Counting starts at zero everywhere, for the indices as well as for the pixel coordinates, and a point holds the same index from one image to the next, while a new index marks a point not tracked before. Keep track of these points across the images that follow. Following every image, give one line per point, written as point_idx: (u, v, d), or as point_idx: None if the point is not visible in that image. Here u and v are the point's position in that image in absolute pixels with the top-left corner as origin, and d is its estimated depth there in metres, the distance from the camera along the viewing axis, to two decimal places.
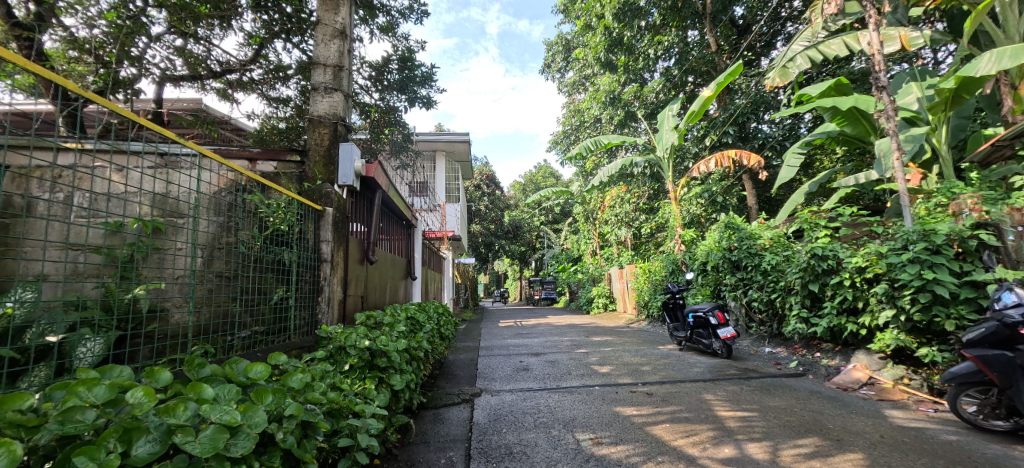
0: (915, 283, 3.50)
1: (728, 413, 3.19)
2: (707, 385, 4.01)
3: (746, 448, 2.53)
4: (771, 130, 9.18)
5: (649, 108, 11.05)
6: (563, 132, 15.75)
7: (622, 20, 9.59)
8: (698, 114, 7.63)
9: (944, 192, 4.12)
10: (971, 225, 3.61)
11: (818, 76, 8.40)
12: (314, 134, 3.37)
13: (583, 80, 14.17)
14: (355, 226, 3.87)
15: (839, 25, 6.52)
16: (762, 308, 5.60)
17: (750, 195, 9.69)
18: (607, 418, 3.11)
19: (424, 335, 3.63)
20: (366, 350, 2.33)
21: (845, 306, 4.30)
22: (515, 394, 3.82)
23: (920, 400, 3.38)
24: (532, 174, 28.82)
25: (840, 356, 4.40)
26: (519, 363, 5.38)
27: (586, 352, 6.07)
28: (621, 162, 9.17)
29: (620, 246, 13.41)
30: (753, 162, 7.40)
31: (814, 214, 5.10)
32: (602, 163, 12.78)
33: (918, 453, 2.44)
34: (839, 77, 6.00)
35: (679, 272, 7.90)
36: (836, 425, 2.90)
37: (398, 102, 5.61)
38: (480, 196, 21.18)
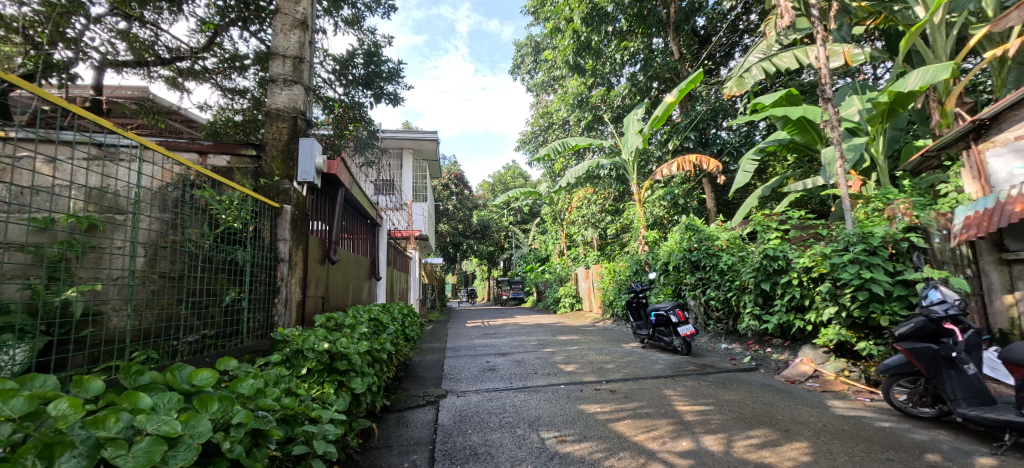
0: (855, 282, 3.77)
1: (686, 407, 3.31)
2: (667, 381, 4.15)
3: (702, 441, 2.63)
4: (729, 136, 9.63)
5: (615, 112, 11.26)
6: (532, 133, 15.84)
7: (590, 25, 9.85)
8: (662, 119, 7.86)
9: (881, 198, 4.44)
10: (904, 228, 3.93)
11: (771, 87, 8.88)
12: (271, 128, 3.23)
13: (552, 81, 14.33)
14: (315, 224, 3.74)
15: (791, 39, 6.91)
16: (718, 306, 5.86)
17: (710, 198, 10.12)
18: (571, 416, 3.15)
19: (388, 336, 3.55)
20: (326, 353, 2.25)
21: (793, 304, 4.56)
22: (482, 395, 3.80)
23: (858, 390, 3.64)
24: (501, 175, 28.85)
25: (789, 351, 4.67)
26: (486, 363, 5.37)
27: (552, 351, 6.13)
28: (588, 164, 9.35)
29: (587, 246, 13.65)
30: (712, 167, 7.67)
31: (766, 217, 5.40)
32: (570, 164, 12.96)
33: (856, 440, 2.63)
34: (791, 88, 6.35)
35: (642, 271, 8.13)
36: (784, 416, 3.07)
37: (363, 98, 5.47)
38: (448, 196, 20.98)
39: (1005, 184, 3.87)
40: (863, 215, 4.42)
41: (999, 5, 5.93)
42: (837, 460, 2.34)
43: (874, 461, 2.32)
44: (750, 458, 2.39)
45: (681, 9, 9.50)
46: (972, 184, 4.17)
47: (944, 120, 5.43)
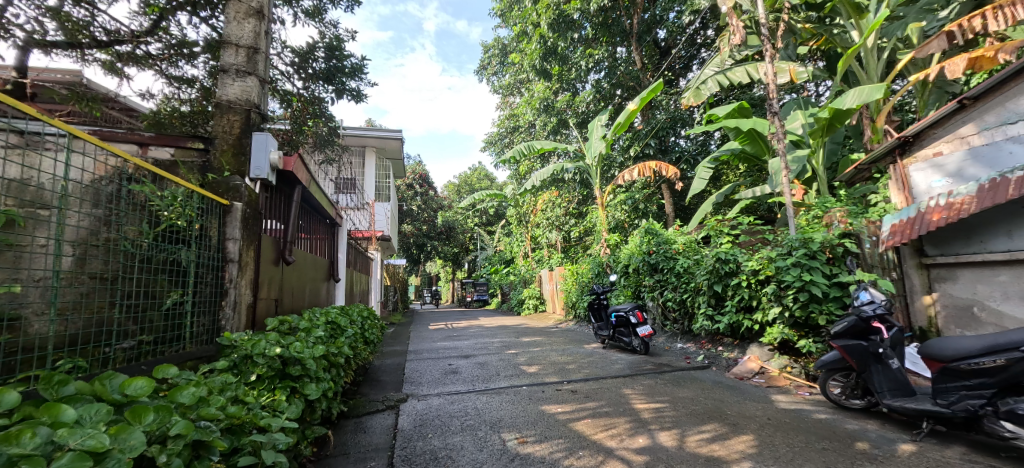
0: (797, 284, 4.04)
1: (644, 405, 3.42)
2: (626, 380, 4.27)
3: (657, 437, 2.73)
4: (686, 144, 10.08)
5: (580, 117, 11.45)
6: (498, 134, 15.88)
7: (557, 31, 10.14)
8: (624, 125, 8.09)
9: (820, 206, 4.78)
10: (840, 234, 4.25)
11: (725, 99, 9.38)
12: (222, 121, 3.05)
13: (518, 84, 14.44)
14: (269, 223, 3.55)
15: (743, 55, 7.32)
16: (675, 307, 6.10)
17: (668, 203, 10.53)
18: (533, 417, 3.17)
19: (346, 340, 3.43)
20: (277, 358, 2.14)
21: (742, 305, 4.82)
22: (443, 398, 3.76)
23: (799, 385, 3.90)
24: (467, 176, 28.71)
25: (738, 349, 4.93)
26: (448, 365, 5.31)
27: (515, 352, 6.15)
28: (553, 168, 9.50)
29: (551, 249, 13.81)
30: (670, 174, 7.97)
31: (719, 222, 5.67)
32: (535, 167, 13.11)
33: (796, 431, 2.81)
34: (742, 101, 6.72)
35: (603, 274, 8.34)
36: (733, 411, 3.24)
37: (324, 93, 5.29)
38: (412, 196, 20.60)
39: (925, 195, 4.29)
40: (804, 221, 4.74)
41: (921, 34, 6.56)
42: (779, 451, 2.49)
43: (812, 451, 2.49)
44: (701, 452, 2.50)
45: (643, 21, 9.86)
46: (897, 195, 4.54)
47: (875, 136, 5.91)
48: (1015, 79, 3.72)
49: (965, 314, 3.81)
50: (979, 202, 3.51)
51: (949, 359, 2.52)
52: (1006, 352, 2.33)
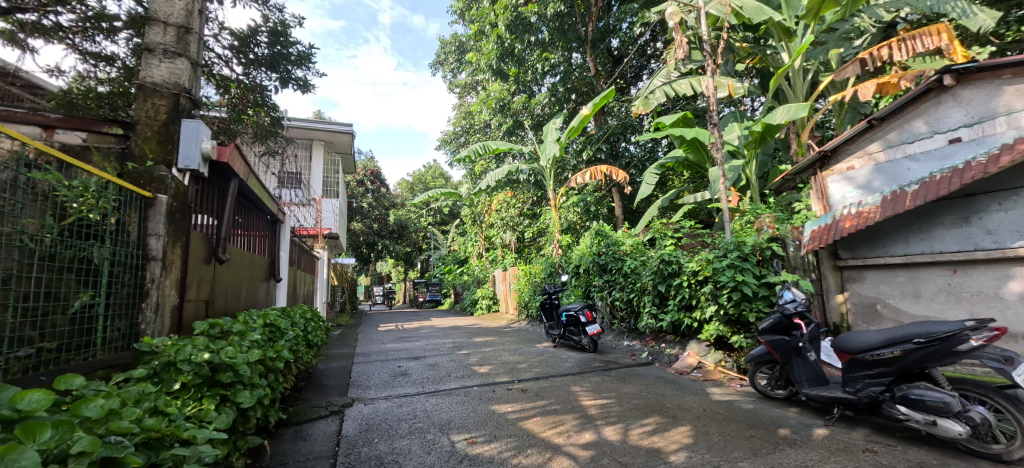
0: (731, 284, 4.34)
1: (591, 401, 3.53)
2: (575, 378, 4.39)
3: (602, 432, 2.82)
4: (635, 150, 10.54)
5: (536, 119, 11.60)
6: (453, 133, 15.73)
7: (514, 32, 10.26)
8: (577, 129, 8.26)
9: (753, 212, 5.16)
10: (768, 237, 4.63)
11: (672, 109, 9.91)
12: (145, 105, 2.79)
13: (475, 83, 14.41)
14: (200, 218, 3.28)
15: (687, 69, 7.76)
16: (622, 306, 6.34)
17: (618, 206, 10.95)
18: (483, 417, 3.17)
19: (286, 344, 3.24)
20: (206, 364, 1.98)
21: (683, 304, 5.09)
22: (391, 401, 3.66)
23: (731, 378, 4.21)
24: (420, 173, 28.17)
25: (678, 346, 5.22)
26: (397, 367, 5.18)
27: (467, 353, 6.11)
28: (508, 168, 9.57)
29: (504, 249, 13.89)
30: (620, 178, 8.25)
31: (664, 225, 5.97)
32: (490, 168, 13.14)
33: (727, 421, 3.03)
34: (686, 112, 7.11)
35: (555, 274, 8.51)
36: (673, 404, 3.42)
37: (267, 81, 4.95)
38: (363, 193, 19.87)
39: (839, 204, 4.76)
40: (739, 226, 5.10)
41: (840, 59, 7.28)
42: (712, 440, 2.67)
43: (741, 438, 2.69)
44: (643, 444, 2.62)
45: (598, 29, 10.20)
46: (816, 204, 4.99)
47: (800, 150, 6.49)
48: (914, 104, 4.21)
49: (871, 311, 4.28)
50: (882, 211, 3.95)
51: (856, 351, 2.80)
52: (900, 344, 2.61)
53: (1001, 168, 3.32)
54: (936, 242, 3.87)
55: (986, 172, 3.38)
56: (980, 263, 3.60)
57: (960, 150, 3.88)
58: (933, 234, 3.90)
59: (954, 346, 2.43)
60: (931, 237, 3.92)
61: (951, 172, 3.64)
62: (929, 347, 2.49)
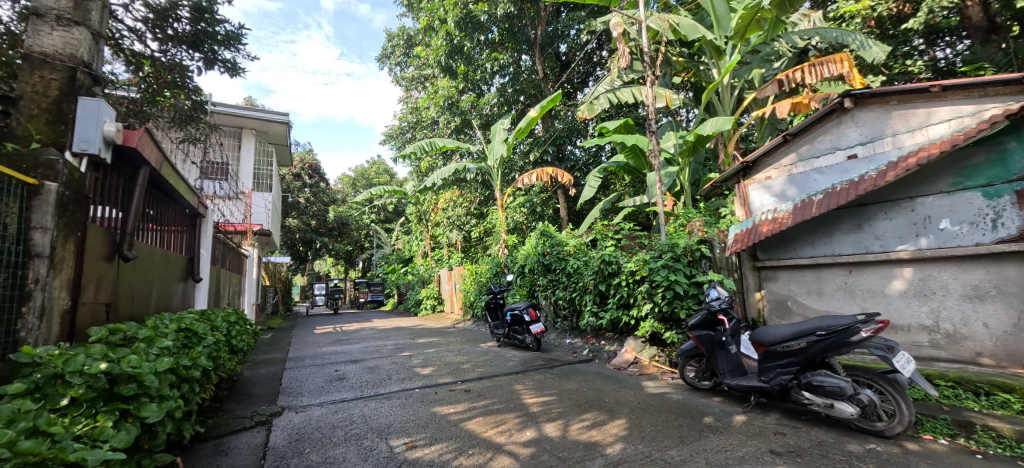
0: (665, 284, 4.60)
1: (533, 399, 3.58)
2: (518, 377, 4.43)
3: (543, 429, 2.88)
4: (580, 154, 10.89)
5: (484, 119, 11.56)
6: (399, 128, 15.29)
7: (464, 30, 10.21)
8: (525, 130, 8.33)
9: (685, 216, 5.51)
10: (698, 240, 4.99)
11: (615, 115, 10.37)
12: (31, 78, 2.44)
13: (423, 78, 14.09)
14: (100, 209, 2.90)
15: (629, 78, 8.13)
16: (565, 305, 6.51)
17: (562, 208, 11.25)
18: (424, 420, 3.10)
19: (204, 350, 2.95)
20: (102, 376, 1.75)
21: (622, 302, 5.33)
22: (326, 408, 3.47)
23: (664, 372, 4.49)
24: (364, 169, 27.17)
25: (617, 342, 5.46)
26: (334, 372, 4.93)
27: (409, 355, 5.96)
28: (455, 167, 9.46)
29: (450, 249, 13.73)
30: (565, 180, 8.45)
31: (606, 226, 6.20)
32: (437, 165, 12.93)
33: (659, 412, 3.21)
34: (628, 119, 7.42)
35: (501, 274, 8.55)
36: (611, 398, 3.57)
37: (188, 60, 4.49)
38: (300, 188, 18.66)
39: (758, 211, 5.22)
40: (673, 228, 5.43)
41: (762, 78, 8.02)
42: (645, 431, 2.82)
43: (671, 428, 2.87)
44: (582, 439, 2.70)
45: (547, 33, 10.44)
46: (739, 209, 5.43)
47: (727, 160, 7.06)
48: (821, 122, 4.71)
49: (782, 307, 4.74)
50: (793, 218, 4.39)
51: (770, 343, 3.10)
52: (806, 336, 2.92)
53: (887, 182, 3.80)
54: (836, 246, 4.38)
55: (877, 185, 3.86)
56: (870, 264, 4.13)
57: (857, 165, 4.41)
58: (833, 238, 4.41)
59: (847, 337, 2.74)
60: (831, 240, 4.43)
61: (848, 184, 4.12)
62: (829, 339, 2.80)
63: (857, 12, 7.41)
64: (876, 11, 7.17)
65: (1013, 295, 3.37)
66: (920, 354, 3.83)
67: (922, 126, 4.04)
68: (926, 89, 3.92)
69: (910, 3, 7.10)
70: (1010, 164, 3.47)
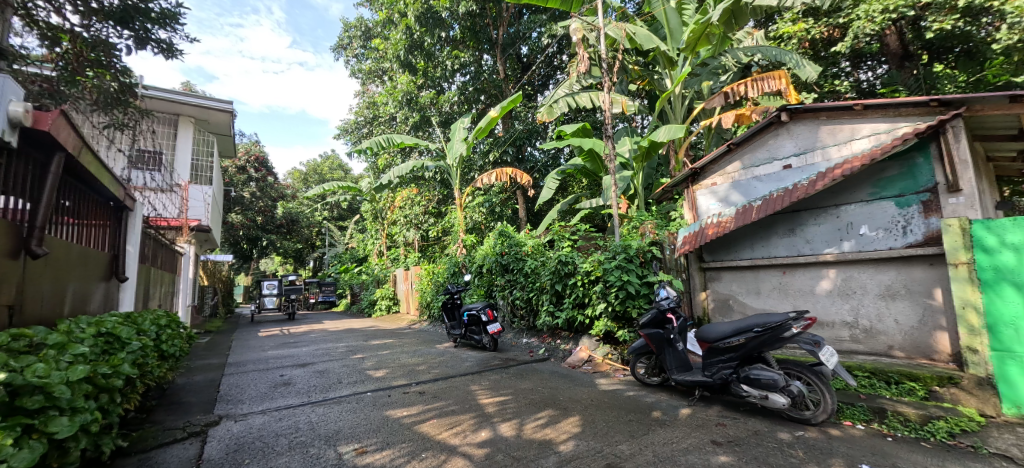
0: (618, 283, 4.75)
1: (488, 399, 3.58)
2: (474, 377, 4.42)
3: (498, 429, 2.88)
4: (540, 156, 11.00)
5: (443, 116, 11.36)
6: (355, 122, 14.78)
7: (424, 25, 10.03)
8: (485, 130, 8.29)
9: (638, 219, 5.71)
10: (649, 242, 5.19)
11: (574, 118, 10.60)
12: None
13: (381, 72, 13.68)
14: (4, 200, 2.57)
15: (588, 83, 8.33)
16: (522, 305, 6.57)
17: (521, 208, 11.35)
18: (375, 424, 3.01)
19: (127, 357, 2.69)
20: (0, 387, 1.55)
21: (577, 302, 5.44)
22: (269, 415, 3.27)
23: (616, 369, 4.65)
24: (316, 163, 25.98)
25: (571, 341, 5.58)
26: (279, 376, 4.67)
27: (361, 357, 5.77)
28: (412, 165, 9.25)
29: (407, 248, 13.44)
30: (524, 181, 8.48)
31: (563, 227, 6.30)
32: (394, 162, 12.63)
33: (611, 408, 3.31)
34: (585, 124, 7.59)
35: (458, 274, 8.47)
36: (565, 397, 3.64)
37: (115, 37, 4.08)
38: (244, 181, 17.50)
39: (705, 215, 5.52)
40: (626, 230, 5.62)
41: (709, 90, 8.51)
42: (598, 427, 2.90)
43: (621, 423, 2.97)
44: (536, 437, 2.74)
45: (508, 34, 10.51)
46: (688, 213, 5.72)
47: (676, 166, 7.42)
48: (761, 133, 5.04)
49: (725, 305, 5.04)
50: (735, 222, 4.67)
51: (713, 340, 3.28)
52: (745, 333, 3.12)
53: (817, 190, 4.13)
54: (772, 249, 4.72)
55: (808, 193, 4.19)
56: (801, 266, 4.48)
57: (791, 175, 4.77)
58: (770, 242, 4.75)
59: (780, 333, 2.95)
60: (768, 244, 4.77)
61: (783, 192, 4.44)
62: (764, 335, 3.01)
63: (794, 33, 7.97)
64: (809, 33, 7.77)
65: (919, 294, 3.76)
66: (842, 348, 4.20)
67: (847, 141, 4.43)
68: (851, 106, 4.30)
69: (838, 29, 7.81)
70: (918, 177, 3.89)
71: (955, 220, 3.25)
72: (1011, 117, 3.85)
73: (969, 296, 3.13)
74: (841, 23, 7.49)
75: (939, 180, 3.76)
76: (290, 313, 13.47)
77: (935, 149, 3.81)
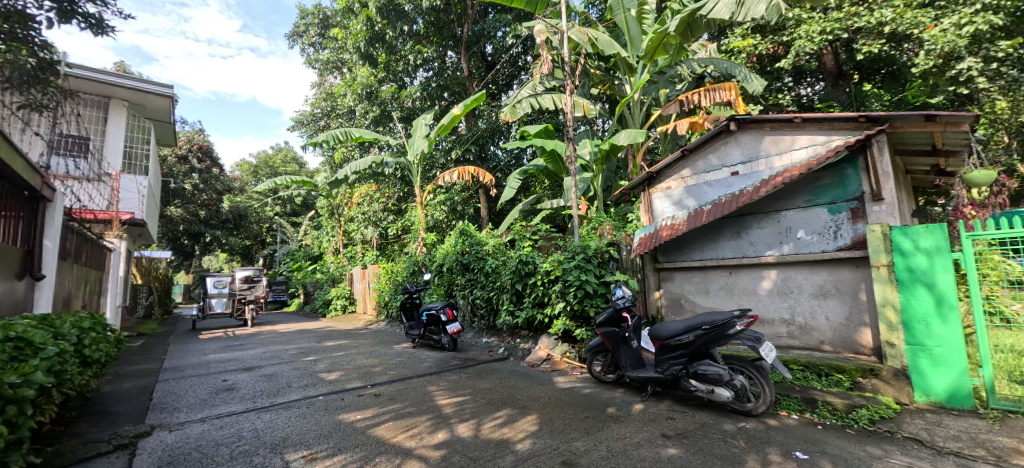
0: (577, 283, 4.84)
1: (446, 400, 3.54)
2: (432, 378, 4.35)
3: (456, 430, 2.85)
4: (502, 155, 11.03)
5: (405, 112, 11.11)
6: (311, 114, 14.18)
7: (386, 17, 9.79)
8: (447, 127, 8.17)
9: (597, 220, 5.85)
10: (608, 242, 5.33)
11: (536, 119, 10.71)
12: None
13: (339, 63, 13.20)
14: None
15: (551, 85, 8.43)
16: (482, 304, 6.55)
17: (483, 207, 11.34)
18: (326, 429, 2.89)
19: (42, 363, 2.42)
20: None
21: (537, 301, 5.50)
22: (209, 423, 3.07)
23: (573, 367, 4.75)
24: (267, 156, 24.65)
25: (530, 340, 5.64)
26: (222, 381, 4.39)
27: (314, 359, 5.53)
28: (371, 160, 8.98)
29: (364, 245, 13.05)
30: (486, 180, 8.44)
31: (524, 226, 6.34)
32: (352, 156, 12.23)
33: (568, 406, 3.38)
34: (547, 125, 7.67)
35: (417, 273, 8.32)
36: (523, 395, 3.66)
37: (32, 7, 3.66)
38: (186, 172, 16.26)
39: (660, 217, 5.75)
40: (586, 231, 5.74)
41: (666, 98, 8.88)
42: (554, 425, 2.94)
43: (577, 420, 3.03)
44: (493, 437, 2.74)
45: (472, 33, 10.47)
46: (644, 215, 5.92)
47: (634, 169, 7.69)
48: (712, 141, 5.31)
49: (677, 304, 5.27)
50: (686, 225, 4.86)
51: (665, 337, 3.42)
52: (694, 331, 3.28)
53: (760, 196, 4.39)
54: (720, 251, 4.99)
55: (752, 199, 4.44)
56: (746, 267, 4.76)
57: (738, 181, 5.09)
58: (718, 244, 5.01)
59: (725, 330, 3.13)
60: (717, 246, 5.03)
61: (731, 197, 4.70)
62: (711, 332, 3.17)
63: (743, 48, 8.39)
64: (757, 49, 8.26)
65: (847, 293, 4.11)
66: (780, 343, 4.51)
67: (787, 151, 4.77)
68: (791, 119, 4.62)
69: (781, 46, 8.40)
70: (847, 186, 4.25)
71: (877, 226, 3.59)
72: (925, 134, 4.30)
73: (888, 295, 3.46)
74: (784, 41, 8.07)
75: (865, 189, 4.14)
76: (247, 318, 11.20)
77: (862, 161, 4.18)
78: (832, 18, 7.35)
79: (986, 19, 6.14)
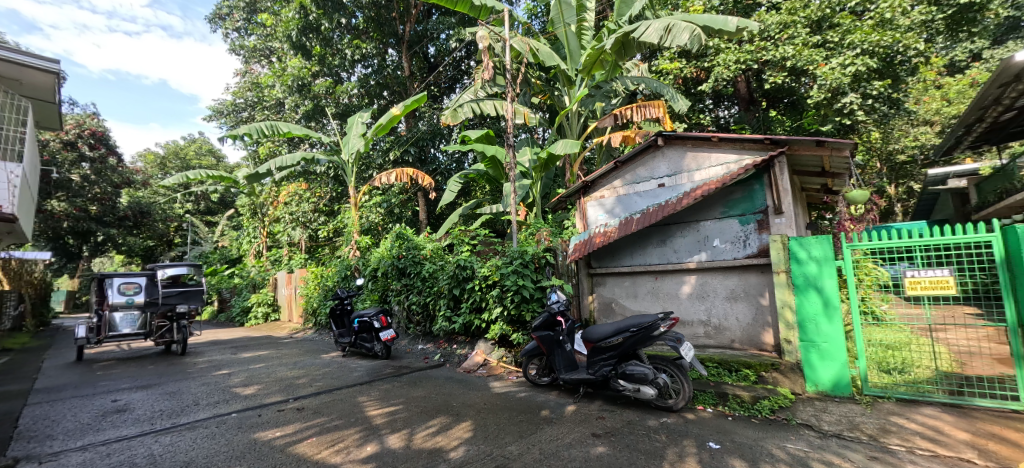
0: (515, 288, 4.88)
1: (377, 411, 3.40)
2: (362, 388, 4.15)
3: (386, 442, 2.75)
4: (442, 158, 10.88)
5: (341, 108, 10.58)
6: (233, 105, 13.03)
7: (322, 7, 9.30)
8: (386, 127, 7.88)
9: (535, 226, 5.95)
10: (545, 248, 5.45)
11: (477, 124, 10.71)
12: None
13: (267, 51, 12.27)
14: None
15: (493, 91, 8.48)
16: (418, 310, 6.39)
17: (421, 210, 11.08)
18: (239, 450, 2.64)
19: None
20: None
21: (474, 307, 5.48)
22: (93, 451, 2.66)
23: (509, 371, 4.79)
24: (177, 146, 22.13)
25: (467, 346, 5.60)
26: (112, 402, 3.84)
27: (227, 373, 5.04)
28: (301, 157, 8.40)
29: (291, 248, 12.17)
30: (426, 183, 8.26)
31: (463, 231, 6.29)
32: (279, 152, 11.37)
33: (503, 410, 3.40)
34: (489, 130, 7.68)
35: (350, 278, 7.91)
36: (458, 402, 3.62)
37: None
38: (75, 161, 14.08)
39: (594, 224, 6.01)
40: (524, 236, 5.82)
41: (602, 110, 9.32)
42: (489, 430, 2.94)
43: (511, 424, 3.06)
44: (426, 446, 2.67)
45: (414, 32, 10.28)
46: (580, 222, 6.16)
47: (572, 178, 7.95)
48: (641, 154, 5.65)
49: (608, 307, 5.54)
50: (618, 232, 5.11)
51: (596, 339, 3.57)
52: (622, 332, 3.45)
53: (683, 207, 4.74)
54: (647, 257, 5.32)
55: (676, 209, 4.78)
56: (669, 273, 5.12)
57: (663, 193, 5.45)
58: (646, 251, 5.35)
59: (651, 331, 3.33)
60: (645, 253, 5.36)
61: (657, 207, 5.03)
62: (638, 334, 3.36)
63: (671, 70, 9.05)
64: (683, 72, 8.96)
65: (753, 296, 4.57)
66: (698, 343, 4.90)
67: (706, 166, 5.21)
68: (709, 137, 5.06)
69: (703, 71, 9.22)
70: (754, 200, 4.74)
71: (778, 236, 3.98)
72: (816, 157, 4.92)
73: (786, 298, 3.87)
74: (705, 66, 8.86)
75: (768, 204, 4.65)
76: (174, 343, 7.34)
77: (767, 178, 4.69)
78: (745, 50, 8.21)
79: (863, 62, 7.27)
